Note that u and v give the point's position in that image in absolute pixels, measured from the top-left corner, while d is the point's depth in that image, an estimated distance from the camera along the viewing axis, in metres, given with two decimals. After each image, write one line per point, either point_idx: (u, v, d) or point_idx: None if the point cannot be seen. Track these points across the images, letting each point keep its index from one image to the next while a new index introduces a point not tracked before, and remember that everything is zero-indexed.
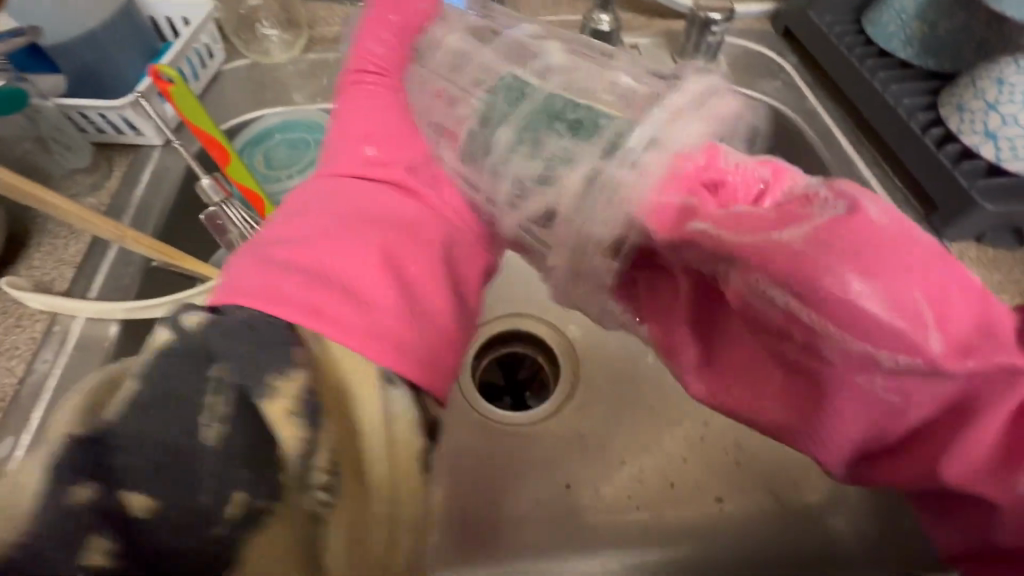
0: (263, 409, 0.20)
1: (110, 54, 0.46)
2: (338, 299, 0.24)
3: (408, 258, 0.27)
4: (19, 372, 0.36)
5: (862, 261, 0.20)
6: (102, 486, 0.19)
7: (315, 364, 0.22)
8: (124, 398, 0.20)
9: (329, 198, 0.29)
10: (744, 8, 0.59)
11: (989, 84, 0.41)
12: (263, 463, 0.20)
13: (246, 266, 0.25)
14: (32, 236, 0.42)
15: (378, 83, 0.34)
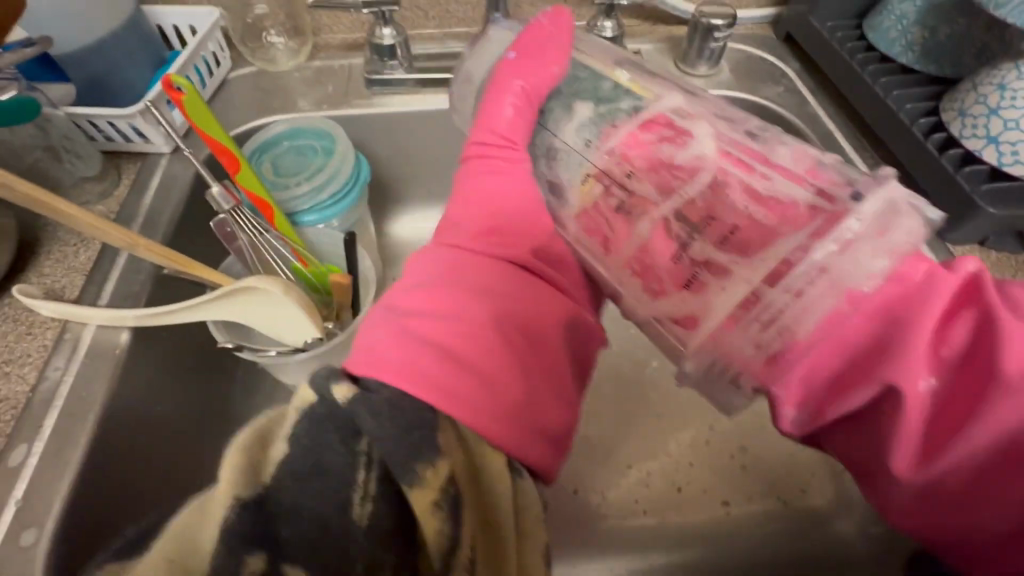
0: (410, 495, 0.21)
1: (119, 62, 0.46)
2: (459, 375, 0.25)
3: (523, 343, 0.29)
4: (30, 380, 0.37)
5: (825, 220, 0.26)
6: (271, 557, 0.20)
7: (450, 450, 0.23)
8: (279, 461, 0.21)
9: (448, 271, 0.31)
10: (745, 14, 0.59)
11: (990, 89, 0.41)
12: (410, 545, 0.22)
13: (384, 336, 0.27)
14: (43, 244, 0.42)
15: (507, 157, 0.35)
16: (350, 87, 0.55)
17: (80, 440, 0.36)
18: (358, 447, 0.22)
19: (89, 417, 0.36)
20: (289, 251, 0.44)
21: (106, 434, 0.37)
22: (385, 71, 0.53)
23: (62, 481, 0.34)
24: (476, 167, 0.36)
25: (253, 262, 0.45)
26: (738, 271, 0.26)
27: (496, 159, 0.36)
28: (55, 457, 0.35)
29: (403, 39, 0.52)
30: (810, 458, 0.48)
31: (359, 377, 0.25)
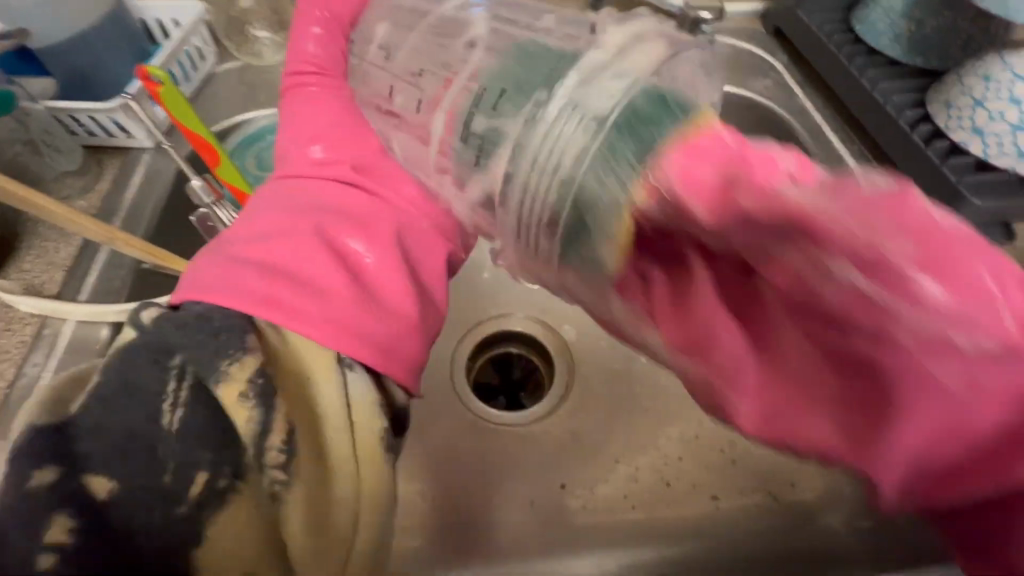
0: (218, 394, 0.22)
1: (102, 57, 0.46)
2: (292, 292, 0.26)
3: (374, 258, 0.29)
4: (8, 376, 0.36)
5: (935, 262, 0.18)
6: (64, 471, 0.20)
7: (268, 352, 0.24)
8: (88, 391, 0.22)
9: (282, 201, 0.31)
10: (734, 8, 0.59)
11: (974, 81, 0.41)
12: (223, 443, 0.23)
13: (208, 266, 0.27)
14: (21, 239, 0.41)
15: (322, 92, 0.35)
16: None
17: None
18: (171, 363, 0.22)
19: None
20: None
21: None
22: None
23: None
24: (292, 100, 0.35)
25: None
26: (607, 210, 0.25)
27: (317, 91, 0.35)
28: None
29: None
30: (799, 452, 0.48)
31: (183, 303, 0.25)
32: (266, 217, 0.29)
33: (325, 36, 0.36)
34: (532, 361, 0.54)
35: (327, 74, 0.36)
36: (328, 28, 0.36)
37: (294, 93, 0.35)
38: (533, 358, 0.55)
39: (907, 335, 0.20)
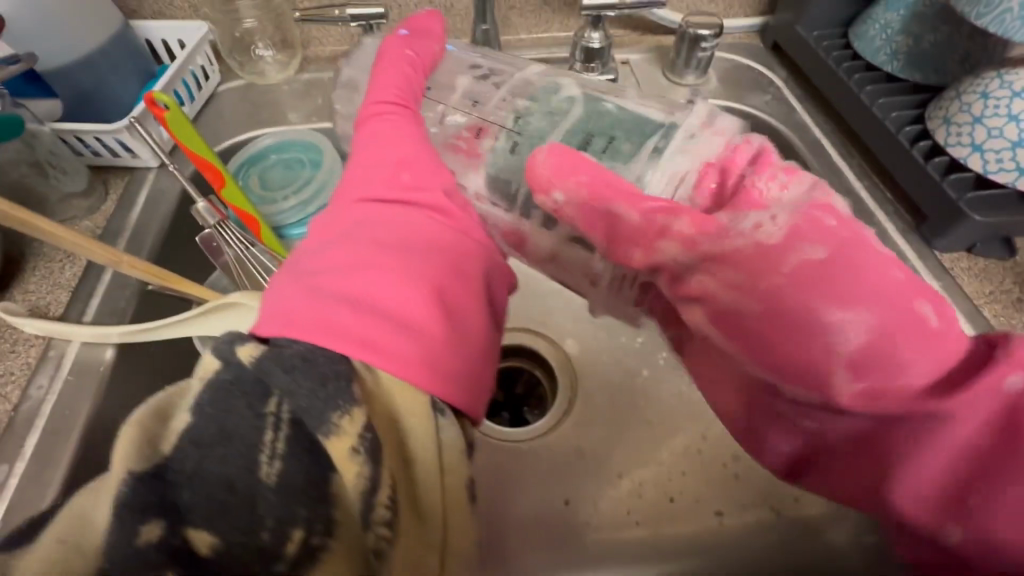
0: (327, 446, 0.21)
1: (107, 80, 0.46)
2: (386, 329, 0.25)
3: (452, 282, 0.29)
4: (13, 399, 0.36)
5: (821, 290, 0.25)
6: (169, 525, 0.20)
7: (369, 398, 0.23)
8: (181, 432, 0.21)
9: (358, 221, 0.31)
10: (733, 23, 0.60)
11: (973, 98, 0.41)
12: (320, 497, 0.21)
13: (285, 297, 0.26)
14: (28, 260, 0.42)
15: (399, 114, 0.36)
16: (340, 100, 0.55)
17: (61, 459, 0.35)
18: (267, 408, 0.22)
19: (72, 436, 0.36)
20: (276, 264, 0.43)
21: (89, 452, 0.36)
22: None
23: (44, 502, 0.33)
24: (369, 125, 0.36)
25: (241, 279, 0.44)
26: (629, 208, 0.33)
27: (391, 110, 0.36)
28: (37, 478, 0.34)
29: None
30: None
31: (271, 339, 0.24)
32: (346, 243, 0.29)
33: (403, 69, 0.38)
34: (535, 375, 0.55)
35: (409, 107, 0.36)
36: (406, 67, 0.38)
37: (381, 118, 0.36)
38: (536, 372, 0.55)
39: (815, 360, 0.26)
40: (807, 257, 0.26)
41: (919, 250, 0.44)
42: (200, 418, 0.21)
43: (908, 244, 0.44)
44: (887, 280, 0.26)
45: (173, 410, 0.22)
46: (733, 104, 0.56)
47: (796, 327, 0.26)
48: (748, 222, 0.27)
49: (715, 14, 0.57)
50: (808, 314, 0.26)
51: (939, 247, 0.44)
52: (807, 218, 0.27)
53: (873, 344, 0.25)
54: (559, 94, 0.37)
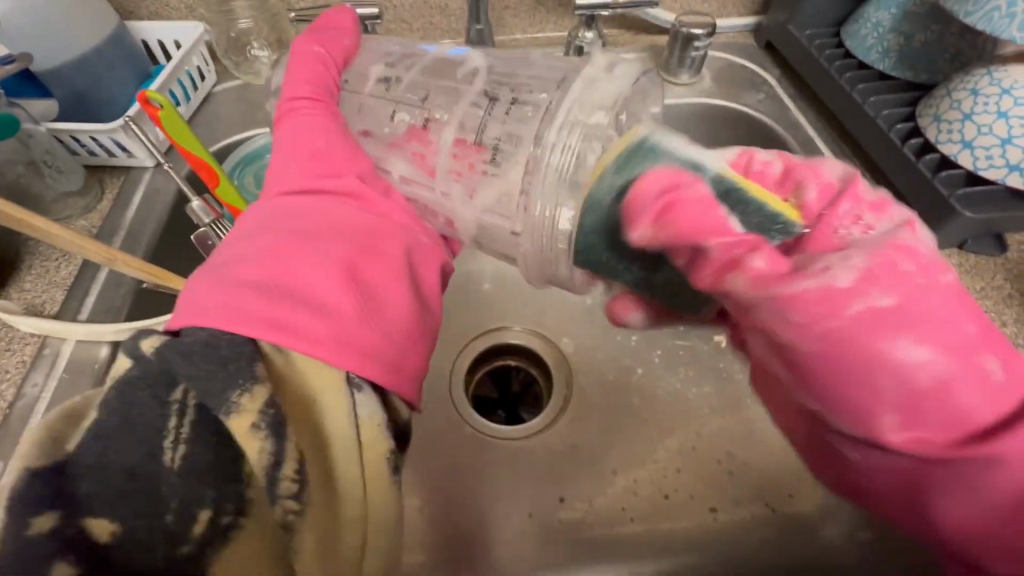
0: (229, 424, 0.22)
1: (102, 78, 0.47)
2: (301, 315, 0.26)
3: (369, 262, 0.30)
4: (9, 397, 0.37)
5: (899, 325, 0.29)
6: (64, 514, 0.20)
7: (275, 378, 0.24)
8: (87, 427, 0.22)
9: (277, 214, 0.31)
10: (727, 22, 0.60)
11: (963, 95, 0.42)
12: (229, 477, 0.23)
13: (196, 288, 0.26)
14: (23, 259, 0.42)
15: (315, 109, 0.34)
16: None
17: None
18: (172, 396, 0.22)
19: None
20: None
21: None
22: None
23: None
24: (287, 121, 0.35)
25: None
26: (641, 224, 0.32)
27: (307, 103, 0.35)
28: None
29: None
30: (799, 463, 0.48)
31: (181, 329, 0.25)
32: (263, 237, 0.29)
33: (314, 62, 0.36)
34: (530, 373, 0.55)
35: (325, 100, 0.35)
36: (319, 61, 0.36)
37: (298, 111, 0.34)
38: (531, 370, 0.55)
39: (873, 391, 0.30)
40: (895, 305, 0.29)
41: None
42: (105, 411, 0.22)
43: None
44: (955, 323, 0.30)
45: (83, 410, 0.22)
46: (727, 103, 0.56)
47: (871, 363, 0.30)
48: (819, 265, 0.30)
49: (710, 14, 0.58)
50: (862, 352, 0.30)
51: (931, 243, 0.44)
52: (899, 258, 0.30)
53: (963, 385, 0.29)
54: (468, 78, 0.35)
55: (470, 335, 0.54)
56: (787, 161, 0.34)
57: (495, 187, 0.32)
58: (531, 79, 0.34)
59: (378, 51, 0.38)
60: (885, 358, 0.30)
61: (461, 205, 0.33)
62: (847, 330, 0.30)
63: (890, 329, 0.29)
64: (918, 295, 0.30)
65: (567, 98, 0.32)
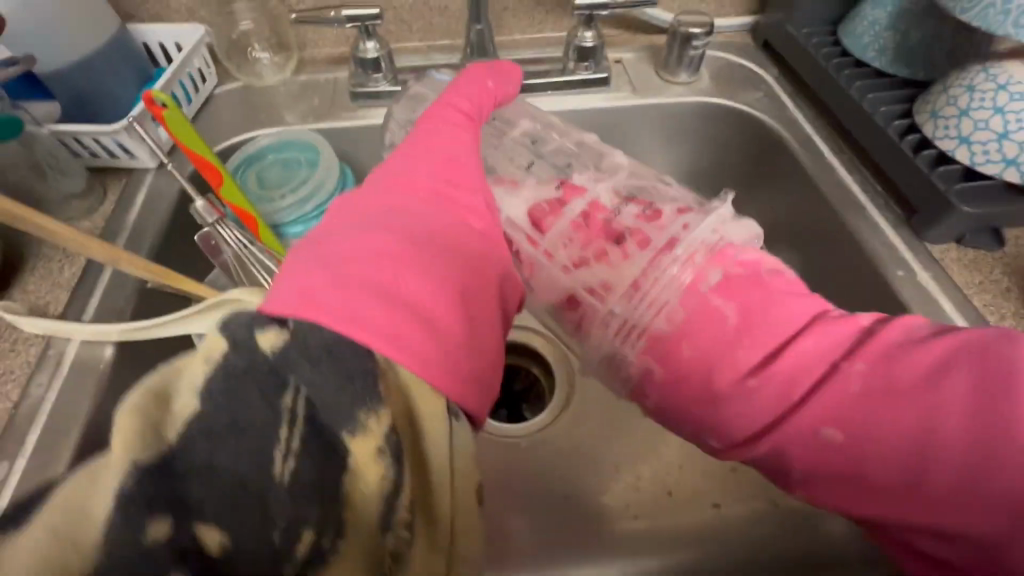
0: (348, 444, 0.20)
1: (106, 82, 0.47)
2: (412, 323, 0.24)
3: (474, 285, 0.29)
4: (14, 397, 0.37)
5: (681, 338, 0.34)
6: (176, 520, 0.18)
7: (390, 390, 0.22)
8: (189, 418, 0.19)
9: (386, 209, 0.31)
10: (723, 23, 0.61)
11: (959, 91, 0.42)
12: (335, 500, 0.20)
13: (305, 274, 0.24)
14: (28, 261, 0.42)
15: (466, 125, 0.39)
16: (335, 101, 0.55)
17: (63, 455, 0.35)
18: (283, 400, 0.20)
19: (73, 432, 0.36)
20: (275, 263, 0.43)
21: (90, 448, 0.36)
22: (370, 83, 0.53)
23: None
24: (432, 118, 0.38)
25: (239, 275, 0.44)
26: (616, 275, 0.38)
27: (452, 113, 0.39)
28: (39, 473, 0.34)
29: (387, 52, 0.53)
30: None
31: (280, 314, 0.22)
32: (371, 227, 0.28)
33: (478, 85, 0.41)
34: (531, 371, 0.55)
35: (472, 118, 0.39)
36: (484, 91, 0.42)
37: (434, 120, 0.38)
38: (534, 369, 0.55)
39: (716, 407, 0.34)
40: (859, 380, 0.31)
41: (909, 242, 0.45)
42: (211, 407, 0.19)
43: (897, 237, 0.45)
44: (789, 311, 0.34)
45: (173, 396, 0.20)
46: (726, 102, 0.57)
47: (691, 380, 0.34)
48: (670, 269, 0.36)
49: (707, 13, 0.58)
50: (691, 375, 0.34)
51: (929, 238, 0.44)
52: (750, 280, 0.35)
53: (734, 370, 0.33)
54: (605, 161, 0.45)
55: None
56: (753, 234, 0.37)
57: (603, 270, 0.38)
58: (668, 197, 0.42)
59: (529, 112, 0.50)
60: (687, 373, 0.34)
61: (554, 269, 0.39)
62: (683, 385, 0.34)
63: (709, 334, 0.34)
64: (758, 305, 0.34)
65: (703, 208, 0.40)
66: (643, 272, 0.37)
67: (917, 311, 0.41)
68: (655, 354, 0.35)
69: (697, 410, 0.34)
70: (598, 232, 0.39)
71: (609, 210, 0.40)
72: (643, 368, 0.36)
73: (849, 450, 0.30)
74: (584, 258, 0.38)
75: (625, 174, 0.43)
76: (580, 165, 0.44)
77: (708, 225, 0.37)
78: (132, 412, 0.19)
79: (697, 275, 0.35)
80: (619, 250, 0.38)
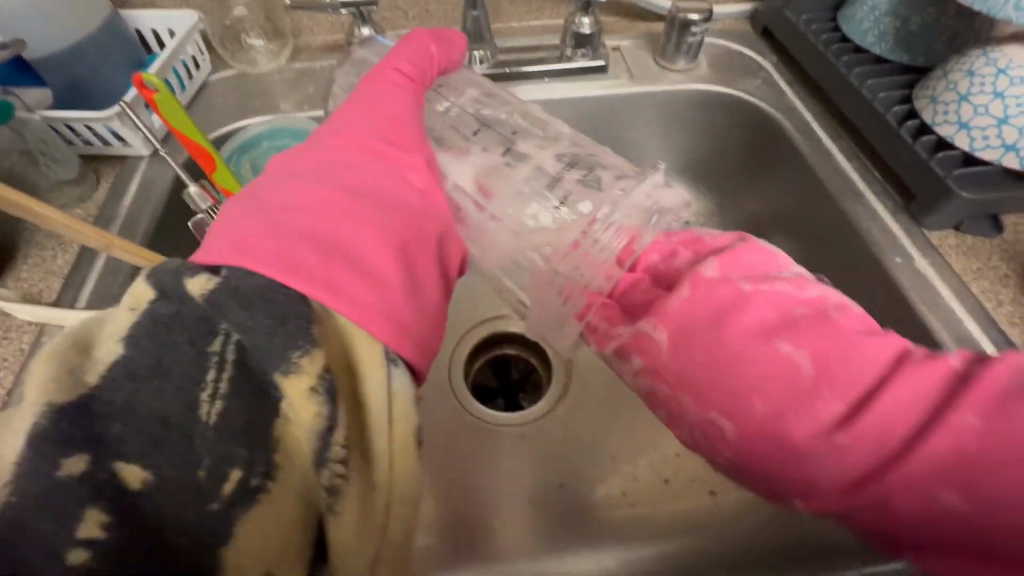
0: (282, 383, 0.23)
1: (98, 68, 0.46)
2: (350, 272, 0.26)
3: (417, 238, 0.31)
4: (8, 384, 0.37)
5: (733, 379, 0.29)
6: (96, 456, 0.20)
7: (327, 338, 0.24)
8: (109, 361, 0.21)
9: (333, 167, 0.31)
10: (723, 9, 0.60)
11: (959, 77, 0.42)
12: (262, 441, 0.23)
13: (246, 223, 0.26)
14: (20, 249, 0.42)
15: (405, 88, 0.39)
16: (331, 89, 0.55)
17: None
18: (211, 346, 0.22)
19: None
20: None
21: None
22: None
23: None
24: (373, 85, 0.38)
25: None
26: (554, 237, 0.36)
27: (395, 78, 0.39)
28: None
29: (382, 39, 0.52)
30: None
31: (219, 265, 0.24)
32: (312, 183, 0.29)
33: (419, 51, 0.41)
34: (530, 361, 0.55)
35: (415, 83, 0.39)
36: (430, 58, 0.42)
37: (378, 83, 0.38)
38: (531, 358, 0.55)
39: (795, 467, 0.28)
40: (962, 424, 0.25)
41: (907, 229, 0.44)
42: (135, 350, 0.21)
43: (895, 224, 0.45)
44: (841, 336, 0.28)
45: (90, 341, 0.21)
46: (724, 89, 0.56)
47: (759, 435, 0.28)
48: (605, 235, 0.35)
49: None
50: (753, 426, 0.28)
51: (926, 225, 0.44)
52: (730, 271, 0.31)
53: (805, 420, 0.27)
54: (549, 127, 0.43)
55: (469, 323, 0.55)
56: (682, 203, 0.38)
57: (541, 233, 0.36)
58: (608, 161, 0.40)
59: (472, 81, 0.45)
60: (750, 424, 0.28)
61: (501, 233, 0.37)
62: (753, 440, 0.28)
63: (765, 374, 0.28)
64: (830, 342, 0.28)
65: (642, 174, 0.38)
66: (578, 237, 0.35)
67: (914, 298, 0.41)
68: (717, 409, 0.29)
69: (777, 470, 0.28)
70: (536, 193, 0.37)
71: (551, 172, 0.38)
72: (713, 426, 0.30)
73: (966, 513, 0.24)
74: (532, 221, 0.36)
75: (568, 141, 0.41)
76: (524, 130, 0.41)
77: (640, 190, 0.37)
78: (49, 358, 0.20)
79: (743, 307, 0.29)
80: (558, 214, 0.37)
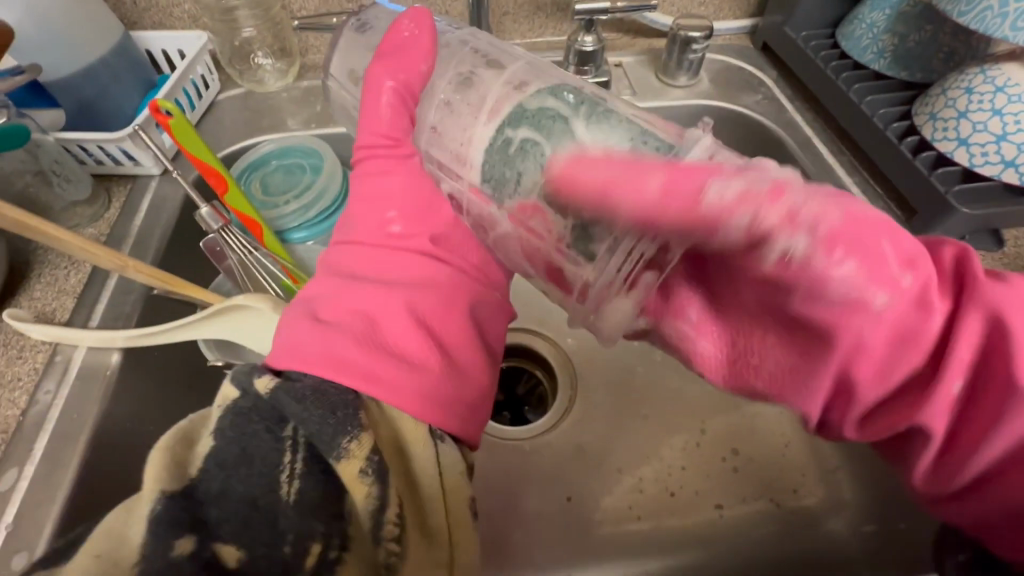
0: (338, 469, 0.25)
1: (109, 88, 0.47)
2: (386, 363, 0.28)
3: (443, 320, 0.32)
4: (21, 404, 0.37)
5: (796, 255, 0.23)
6: (200, 538, 0.22)
7: (373, 424, 0.27)
8: (205, 454, 0.25)
9: (359, 274, 0.33)
10: (722, 25, 0.61)
11: (957, 94, 0.42)
12: (336, 515, 0.24)
13: (298, 332, 0.29)
14: (33, 269, 0.42)
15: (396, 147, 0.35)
16: None
17: (71, 462, 0.35)
18: (284, 433, 0.25)
19: (82, 439, 0.36)
20: (279, 268, 0.44)
21: (98, 455, 0.37)
22: None
23: (54, 504, 0.34)
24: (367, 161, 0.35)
25: (243, 280, 0.45)
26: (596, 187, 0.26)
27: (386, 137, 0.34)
28: (48, 479, 0.35)
29: None
30: (800, 457, 0.48)
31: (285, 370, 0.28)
32: (348, 286, 0.32)
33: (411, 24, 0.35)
34: (536, 375, 0.55)
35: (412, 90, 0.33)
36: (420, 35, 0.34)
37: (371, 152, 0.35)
38: (536, 372, 0.55)
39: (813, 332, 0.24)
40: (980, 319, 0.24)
41: None
42: (221, 442, 0.25)
43: None
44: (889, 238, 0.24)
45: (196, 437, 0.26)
46: (726, 105, 0.57)
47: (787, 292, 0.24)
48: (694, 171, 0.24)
49: (707, 17, 0.59)
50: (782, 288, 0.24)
51: None
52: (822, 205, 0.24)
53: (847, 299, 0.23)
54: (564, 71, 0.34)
55: None
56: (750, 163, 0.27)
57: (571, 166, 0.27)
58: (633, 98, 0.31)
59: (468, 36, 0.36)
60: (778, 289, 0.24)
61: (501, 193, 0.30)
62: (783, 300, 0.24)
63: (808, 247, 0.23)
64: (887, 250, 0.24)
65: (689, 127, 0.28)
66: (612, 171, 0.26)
67: None
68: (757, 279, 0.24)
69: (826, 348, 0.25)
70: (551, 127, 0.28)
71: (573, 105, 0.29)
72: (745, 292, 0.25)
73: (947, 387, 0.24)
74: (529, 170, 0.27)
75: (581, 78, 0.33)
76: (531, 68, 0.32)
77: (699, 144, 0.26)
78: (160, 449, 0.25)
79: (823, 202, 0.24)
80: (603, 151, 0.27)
